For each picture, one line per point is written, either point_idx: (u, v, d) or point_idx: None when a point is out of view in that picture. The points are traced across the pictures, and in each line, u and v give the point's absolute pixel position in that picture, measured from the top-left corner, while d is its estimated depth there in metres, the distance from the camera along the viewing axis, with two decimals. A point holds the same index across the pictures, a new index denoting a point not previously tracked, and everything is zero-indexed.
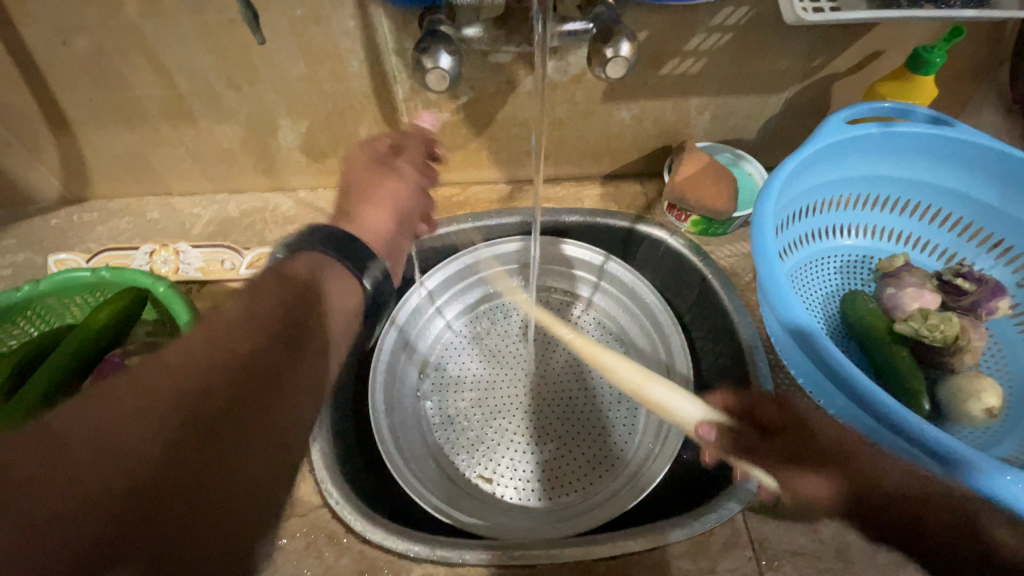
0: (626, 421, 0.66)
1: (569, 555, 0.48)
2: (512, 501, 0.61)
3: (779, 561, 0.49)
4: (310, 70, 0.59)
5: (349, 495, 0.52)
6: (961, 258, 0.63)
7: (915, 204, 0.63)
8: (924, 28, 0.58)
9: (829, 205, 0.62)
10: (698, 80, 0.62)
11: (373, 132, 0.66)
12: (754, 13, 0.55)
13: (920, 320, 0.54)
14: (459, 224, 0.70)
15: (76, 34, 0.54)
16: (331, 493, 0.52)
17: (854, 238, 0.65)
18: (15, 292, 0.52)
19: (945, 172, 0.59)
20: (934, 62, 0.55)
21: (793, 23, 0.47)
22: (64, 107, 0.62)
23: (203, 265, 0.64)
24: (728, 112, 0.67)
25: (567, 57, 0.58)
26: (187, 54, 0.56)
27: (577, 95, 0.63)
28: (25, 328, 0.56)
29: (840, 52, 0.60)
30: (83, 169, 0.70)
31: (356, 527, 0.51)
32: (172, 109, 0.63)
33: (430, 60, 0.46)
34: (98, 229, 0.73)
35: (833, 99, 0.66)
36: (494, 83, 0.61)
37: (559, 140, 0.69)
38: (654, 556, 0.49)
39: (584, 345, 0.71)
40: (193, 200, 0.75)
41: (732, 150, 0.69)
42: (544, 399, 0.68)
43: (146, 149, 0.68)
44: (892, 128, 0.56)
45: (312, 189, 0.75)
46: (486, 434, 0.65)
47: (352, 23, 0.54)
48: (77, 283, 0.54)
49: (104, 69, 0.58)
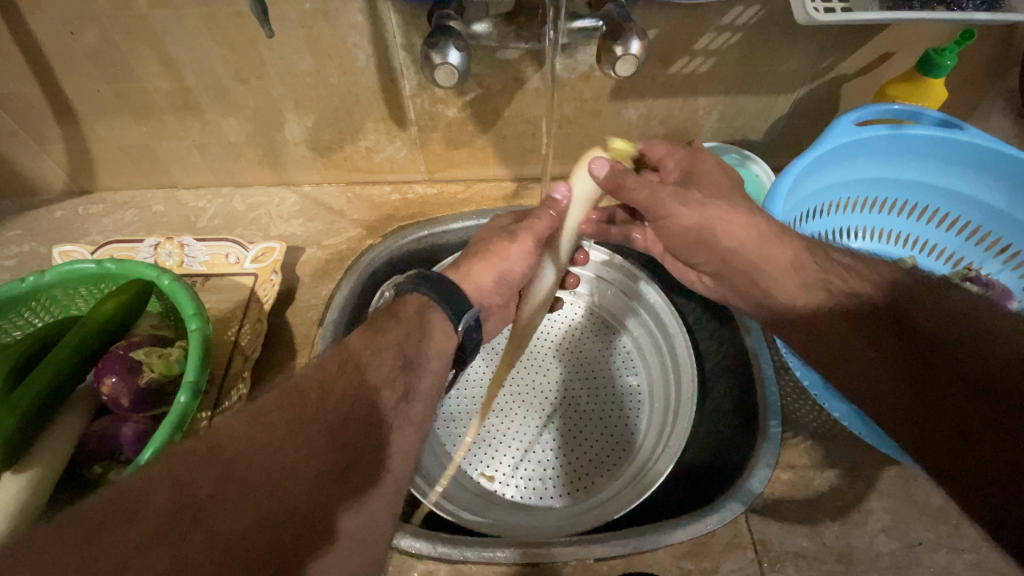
0: (628, 422, 0.66)
1: (570, 552, 0.48)
2: (513, 499, 0.61)
3: (782, 563, 0.48)
4: (318, 65, 0.58)
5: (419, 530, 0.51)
6: (969, 262, 0.62)
7: (922, 208, 0.63)
8: (933, 31, 0.58)
9: (836, 207, 0.62)
10: (706, 79, 0.62)
11: (379, 128, 0.66)
12: (764, 13, 0.55)
13: None
14: (463, 220, 0.69)
15: (85, 25, 0.54)
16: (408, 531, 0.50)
17: (860, 241, 0.65)
18: (20, 283, 0.52)
19: (954, 175, 0.59)
20: (944, 65, 0.55)
21: (804, 23, 0.47)
22: (71, 98, 0.62)
23: (208, 259, 0.64)
24: (736, 112, 0.66)
25: (575, 55, 0.58)
26: (195, 47, 0.56)
27: (585, 93, 0.63)
28: (30, 319, 0.56)
29: (850, 54, 0.59)
30: (89, 161, 0.70)
31: (396, 540, 0.49)
32: (179, 101, 0.62)
33: (439, 55, 0.46)
34: (102, 221, 0.73)
35: (841, 101, 0.65)
36: (501, 81, 0.61)
37: (566, 137, 0.69)
38: (658, 556, 0.49)
39: (589, 345, 0.71)
40: (198, 193, 0.75)
41: (739, 150, 0.68)
42: (546, 398, 0.68)
43: (152, 142, 0.68)
44: (901, 130, 0.56)
45: (317, 184, 0.75)
46: (488, 431, 0.65)
47: (360, 17, 0.54)
48: (82, 275, 0.54)
49: (112, 60, 0.58)
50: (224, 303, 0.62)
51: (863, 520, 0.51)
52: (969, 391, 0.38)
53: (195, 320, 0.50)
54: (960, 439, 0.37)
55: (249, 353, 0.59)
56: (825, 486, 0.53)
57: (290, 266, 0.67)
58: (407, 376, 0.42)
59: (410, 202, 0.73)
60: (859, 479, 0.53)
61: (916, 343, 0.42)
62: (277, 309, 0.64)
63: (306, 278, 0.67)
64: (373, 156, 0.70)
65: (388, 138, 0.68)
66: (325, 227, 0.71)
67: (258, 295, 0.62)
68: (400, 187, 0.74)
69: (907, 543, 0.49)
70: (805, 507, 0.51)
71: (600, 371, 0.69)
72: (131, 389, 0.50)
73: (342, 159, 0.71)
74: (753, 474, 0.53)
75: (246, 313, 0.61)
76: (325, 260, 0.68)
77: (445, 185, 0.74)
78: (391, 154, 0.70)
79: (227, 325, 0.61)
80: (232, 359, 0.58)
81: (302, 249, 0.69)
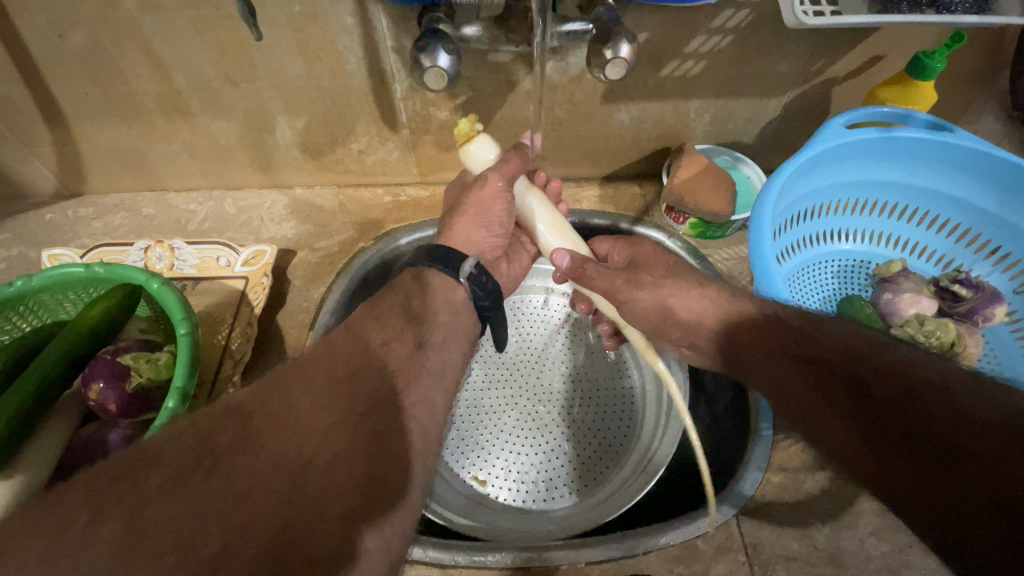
0: (621, 424, 0.66)
1: (562, 557, 0.48)
2: (506, 502, 0.61)
3: (773, 566, 0.49)
4: (308, 68, 0.58)
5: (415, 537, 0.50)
6: (958, 264, 0.62)
7: (912, 210, 0.63)
8: (924, 35, 0.58)
9: (826, 209, 0.62)
10: (697, 82, 0.62)
11: (371, 130, 0.66)
12: (755, 16, 0.55)
13: (916, 326, 0.55)
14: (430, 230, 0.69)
15: (73, 27, 0.54)
16: None
17: (851, 243, 0.65)
18: (7, 287, 0.51)
19: (944, 177, 0.59)
20: (933, 68, 0.55)
21: (793, 27, 0.47)
22: (60, 101, 0.61)
23: (198, 262, 0.64)
24: (727, 115, 0.67)
25: (566, 57, 0.58)
26: (185, 51, 0.56)
27: (577, 96, 0.63)
28: (17, 323, 0.55)
29: (840, 57, 0.59)
30: (78, 164, 0.70)
31: (410, 553, 0.49)
32: (169, 104, 0.62)
33: (428, 58, 0.46)
34: (93, 224, 0.72)
35: (832, 104, 0.66)
36: (493, 83, 0.61)
37: (556, 140, 0.69)
38: (649, 559, 0.49)
39: (581, 348, 0.71)
40: (190, 196, 0.74)
41: (731, 153, 0.69)
42: (539, 400, 0.67)
43: (142, 145, 0.67)
44: (891, 133, 0.56)
45: (309, 186, 0.74)
46: (480, 434, 0.65)
47: (350, 20, 0.54)
48: (70, 279, 0.53)
49: (101, 62, 0.57)
50: (215, 308, 0.61)
51: (854, 523, 0.51)
52: (924, 440, 0.34)
53: (183, 324, 0.50)
54: (943, 495, 0.32)
55: (239, 357, 0.58)
56: (815, 488, 0.53)
57: (282, 269, 0.67)
58: (421, 328, 0.46)
59: (403, 205, 0.73)
60: (850, 481, 0.53)
61: (866, 390, 0.38)
62: (268, 313, 0.64)
63: (297, 281, 0.66)
64: (365, 158, 0.70)
65: (380, 140, 0.67)
66: (317, 230, 0.71)
67: (249, 299, 0.62)
68: (393, 189, 0.74)
69: (897, 545, 0.49)
70: (795, 510, 0.51)
71: (591, 372, 0.70)
72: (119, 395, 0.50)
73: (334, 161, 0.70)
74: (744, 477, 0.53)
75: (237, 317, 0.61)
76: (316, 262, 0.68)
77: (437, 188, 0.74)
78: (383, 156, 0.70)
79: (218, 328, 0.60)
80: (222, 363, 0.58)
81: (293, 252, 0.69)
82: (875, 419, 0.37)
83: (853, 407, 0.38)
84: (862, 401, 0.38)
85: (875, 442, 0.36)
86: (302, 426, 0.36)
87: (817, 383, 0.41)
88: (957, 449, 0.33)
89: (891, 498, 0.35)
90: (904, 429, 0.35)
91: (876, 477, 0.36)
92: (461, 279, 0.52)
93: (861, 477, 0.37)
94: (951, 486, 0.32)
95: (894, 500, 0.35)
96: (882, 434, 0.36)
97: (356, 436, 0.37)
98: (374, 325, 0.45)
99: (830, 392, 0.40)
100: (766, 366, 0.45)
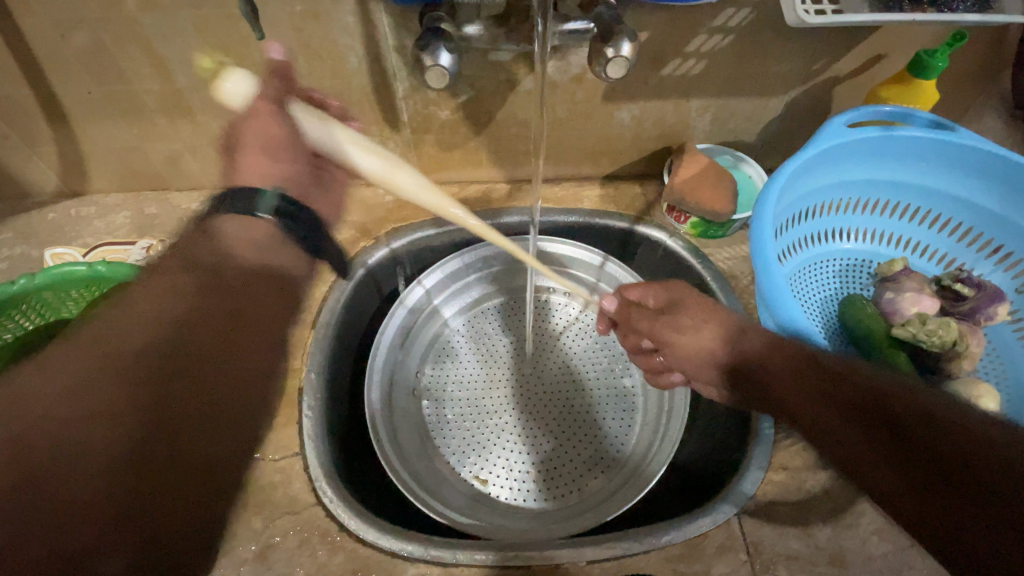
0: (624, 424, 0.66)
1: (563, 555, 0.48)
2: (508, 501, 0.62)
3: (774, 566, 0.48)
4: (309, 67, 0.59)
5: (410, 535, 0.50)
6: (960, 263, 0.62)
7: (916, 209, 0.63)
8: (925, 33, 0.58)
9: (827, 208, 0.62)
10: (698, 82, 0.62)
11: (372, 129, 0.66)
12: (756, 15, 0.55)
13: (918, 325, 0.54)
14: (457, 225, 0.70)
15: (75, 28, 0.54)
16: (405, 543, 0.49)
17: (853, 242, 0.65)
18: (10, 285, 0.52)
19: (946, 176, 0.59)
20: (935, 66, 0.55)
21: (795, 25, 0.47)
22: (62, 100, 0.61)
23: None
24: (728, 114, 0.66)
25: (567, 57, 0.58)
26: (187, 50, 0.56)
27: (578, 95, 0.63)
28: (19, 322, 0.55)
29: (842, 55, 0.59)
30: (80, 163, 0.70)
31: (353, 529, 0.50)
32: (171, 103, 0.62)
33: (430, 57, 0.46)
34: (95, 223, 0.72)
35: (834, 103, 0.65)
36: (493, 82, 0.61)
37: (557, 139, 0.68)
38: (649, 559, 0.49)
39: (583, 348, 0.71)
40: (191, 195, 0.74)
41: (733, 152, 0.69)
42: (540, 399, 0.68)
43: (144, 145, 0.67)
44: (894, 132, 0.56)
45: None
46: (482, 433, 0.65)
47: (352, 19, 0.54)
48: (73, 278, 0.54)
49: (103, 62, 0.58)
50: None
51: (855, 522, 0.50)
52: (941, 468, 0.35)
53: None
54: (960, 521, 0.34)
55: None
56: (817, 488, 0.52)
57: None
58: None
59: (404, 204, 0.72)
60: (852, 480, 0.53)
61: (881, 413, 0.39)
62: None
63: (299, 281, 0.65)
64: None
65: (381, 139, 0.67)
66: None
67: None
68: None
69: (899, 544, 0.49)
70: (796, 510, 0.51)
71: (593, 372, 0.70)
72: None
73: None
74: (745, 476, 0.53)
75: None
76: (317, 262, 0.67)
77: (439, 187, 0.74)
78: None
79: None
80: None
81: None
82: (892, 445, 0.38)
83: (873, 430, 0.39)
84: (881, 422, 0.39)
85: (895, 465, 0.38)
86: (85, 400, 0.37)
87: (832, 402, 0.42)
88: (990, 487, 0.33)
89: (909, 516, 0.37)
90: (920, 456, 0.36)
91: (896, 498, 0.37)
92: (259, 215, 0.49)
93: (884, 497, 0.38)
94: (971, 512, 0.34)
95: (912, 518, 0.37)
96: (901, 458, 0.37)
97: (158, 411, 0.40)
98: (160, 284, 0.45)
99: (847, 411, 0.41)
100: (780, 376, 0.45)
